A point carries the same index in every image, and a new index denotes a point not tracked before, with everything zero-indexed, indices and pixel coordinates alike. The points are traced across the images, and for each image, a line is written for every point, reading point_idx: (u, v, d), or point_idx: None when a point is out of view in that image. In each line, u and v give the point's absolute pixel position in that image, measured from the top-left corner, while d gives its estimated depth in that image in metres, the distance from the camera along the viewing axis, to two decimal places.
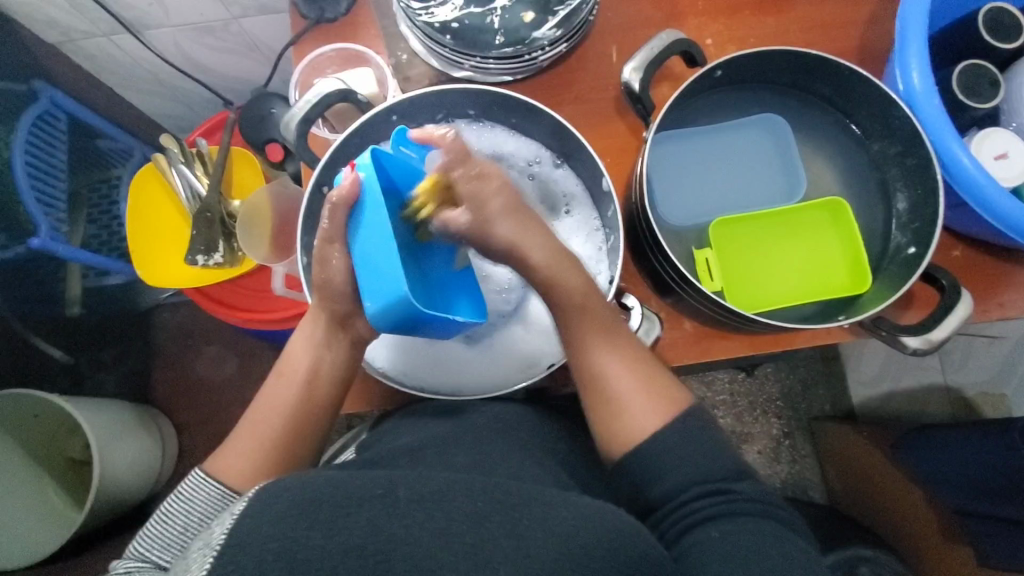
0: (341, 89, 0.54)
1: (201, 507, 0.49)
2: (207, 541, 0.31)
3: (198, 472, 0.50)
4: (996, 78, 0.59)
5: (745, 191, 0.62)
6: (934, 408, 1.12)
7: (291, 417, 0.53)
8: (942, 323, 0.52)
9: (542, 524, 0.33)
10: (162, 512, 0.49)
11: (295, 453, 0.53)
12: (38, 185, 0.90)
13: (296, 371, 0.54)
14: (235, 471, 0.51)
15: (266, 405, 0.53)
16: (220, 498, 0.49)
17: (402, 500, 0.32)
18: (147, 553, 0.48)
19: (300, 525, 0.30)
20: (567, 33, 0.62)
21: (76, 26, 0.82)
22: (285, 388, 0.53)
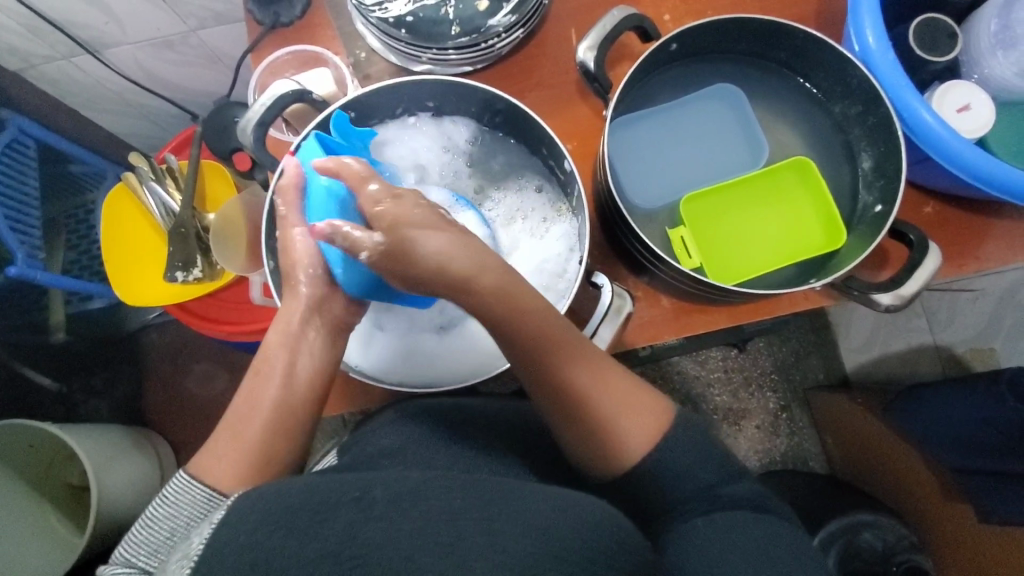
0: (295, 90, 0.54)
1: (187, 510, 0.47)
2: (184, 553, 0.34)
3: (183, 473, 0.49)
4: (952, 29, 0.59)
5: (713, 161, 0.62)
6: (926, 369, 1.11)
7: (274, 413, 0.51)
8: (911, 279, 0.52)
9: (514, 518, 0.34)
10: (149, 514, 0.48)
11: (282, 452, 0.51)
12: (12, 214, 0.90)
13: (274, 367, 0.52)
14: (226, 474, 0.49)
15: (251, 403, 0.51)
16: (206, 500, 0.47)
17: (377, 502, 0.34)
18: (133, 559, 0.46)
19: (278, 535, 0.32)
20: (522, 18, 0.62)
21: (35, 51, 0.81)
22: (269, 385, 0.51)
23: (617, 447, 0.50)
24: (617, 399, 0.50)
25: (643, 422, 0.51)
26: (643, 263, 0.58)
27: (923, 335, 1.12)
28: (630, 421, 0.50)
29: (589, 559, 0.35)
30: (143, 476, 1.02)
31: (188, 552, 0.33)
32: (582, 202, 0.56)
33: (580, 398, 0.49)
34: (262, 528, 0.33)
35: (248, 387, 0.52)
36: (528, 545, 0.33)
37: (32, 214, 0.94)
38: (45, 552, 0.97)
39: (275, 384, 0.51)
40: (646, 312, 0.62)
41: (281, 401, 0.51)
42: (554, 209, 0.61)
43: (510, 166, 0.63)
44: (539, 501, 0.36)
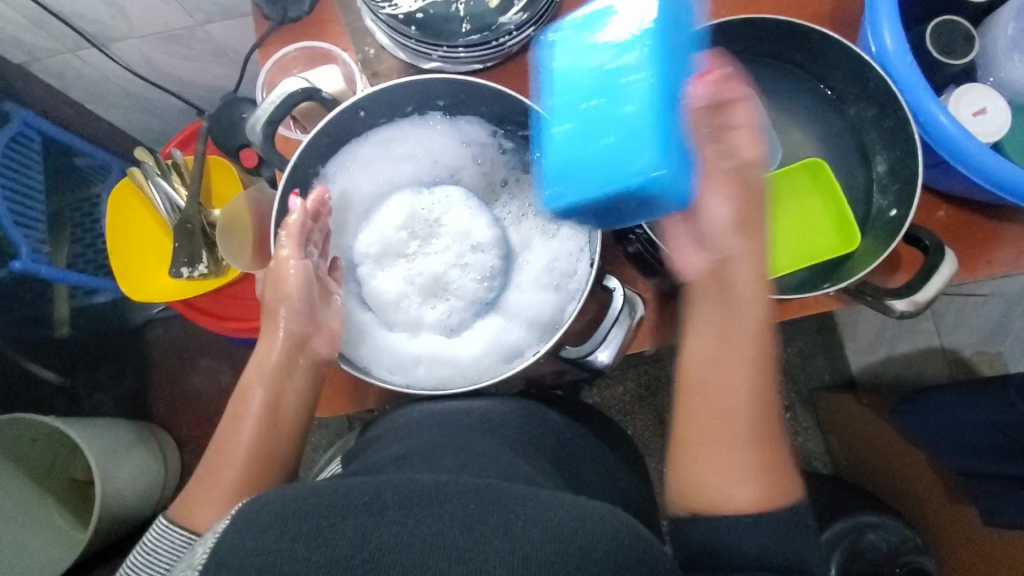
0: (305, 88, 0.54)
1: (164, 555, 0.50)
2: (188, 562, 0.35)
3: (161, 519, 0.51)
4: (969, 32, 0.58)
5: None
6: (933, 371, 1.11)
7: (252, 451, 0.53)
8: (926, 285, 0.52)
9: (524, 525, 0.34)
10: (132, 561, 0.50)
11: (261, 486, 0.53)
12: (18, 207, 0.90)
13: (251, 406, 0.54)
14: (203, 515, 0.51)
15: (232, 442, 0.53)
16: (181, 543, 0.50)
17: (389, 507, 0.35)
18: None
19: (285, 537, 0.33)
20: (534, 16, 0.61)
21: (41, 44, 0.81)
22: (246, 423, 0.54)
23: (700, 473, 0.50)
24: (735, 433, 0.50)
25: (745, 480, 0.49)
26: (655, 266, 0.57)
27: (930, 336, 1.12)
28: (732, 465, 0.49)
29: (600, 566, 0.34)
30: (146, 471, 1.02)
31: (192, 561, 0.35)
32: None
33: (710, 398, 0.51)
34: (272, 530, 0.34)
35: (229, 426, 0.54)
36: (538, 550, 0.34)
37: (38, 207, 0.94)
38: (50, 544, 0.98)
39: (256, 421, 0.54)
40: (656, 314, 0.62)
41: (263, 436, 0.54)
42: None
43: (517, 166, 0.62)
44: (552, 507, 0.36)
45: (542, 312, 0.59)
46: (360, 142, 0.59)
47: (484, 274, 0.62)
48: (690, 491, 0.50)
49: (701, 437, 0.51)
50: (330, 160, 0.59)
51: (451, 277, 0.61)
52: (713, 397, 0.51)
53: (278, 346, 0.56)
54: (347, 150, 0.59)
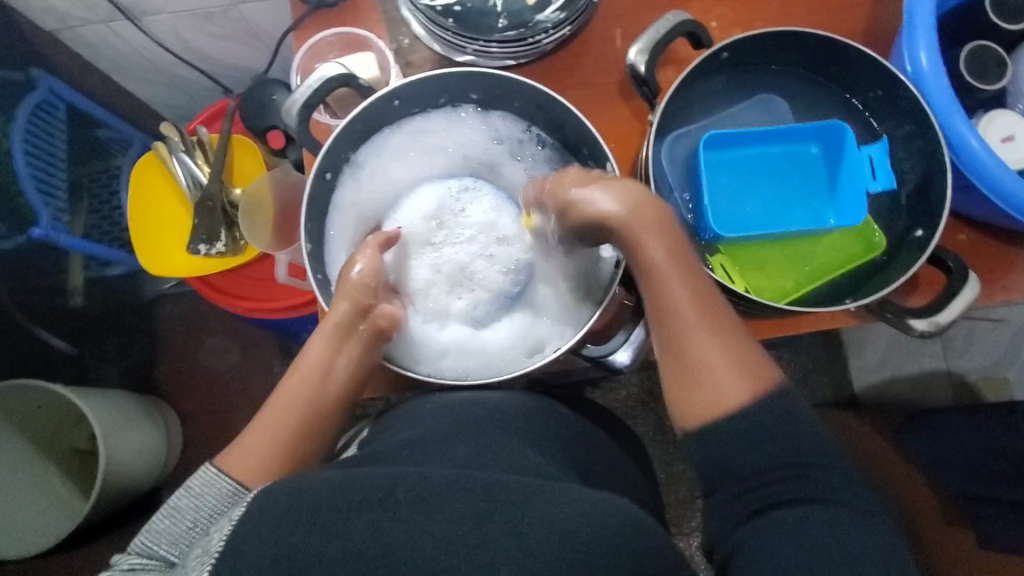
0: (343, 74, 0.54)
1: (211, 502, 0.48)
2: (205, 549, 0.36)
3: (209, 466, 0.50)
4: (1002, 58, 0.58)
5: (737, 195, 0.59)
6: (936, 394, 1.11)
7: (305, 414, 0.55)
8: (948, 307, 0.53)
9: (545, 522, 0.35)
10: (170, 505, 0.48)
11: (305, 452, 0.54)
12: (40, 174, 0.90)
13: (311, 370, 0.56)
14: (251, 468, 0.51)
15: (283, 402, 0.55)
16: (231, 493, 0.49)
17: (401, 504, 0.35)
18: (152, 549, 0.46)
19: (296, 534, 0.34)
20: (571, 16, 0.61)
21: (74, 13, 0.81)
22: (302, 385, 0.56)
23: (708, 387, 0.49)
24: (713, 340, 0.49)
25: (737, 373, 0.48)
26: None
27: (936, 359, 1.12)
28: (722, 367, 0.49)
29: (617, 565, 0.35)
30: (149, 446, 1.02)
31: (209, 548, 0.36)
32: None
33: (675, 324, 0.49)
34: (287, 523, 0.35)
35: (284, 385, 0.56)
36: (552, 543, 0.34)
37: (60, 175, 0.94)
38: (51, 517, 0.98)
39: (306, 378, 0.56)
40: None
41: (308, 396, 0.55)
42: None
43: (546, 161, 0.63)
44: (570, 502, 0.36)
45: (563, 306, 0.60)
46: (388, 129, 0.60)
47: (511, 266, 0.63)
48: (699, 410, 0.49)
49: (685, 352, 0.49)
50: (359, 147, 0.59)
51: (476, 268, 0.63)
52: (680, 321, 0.49)
53: (342, 313, 0.56)
54: (381, 136, 0.60)
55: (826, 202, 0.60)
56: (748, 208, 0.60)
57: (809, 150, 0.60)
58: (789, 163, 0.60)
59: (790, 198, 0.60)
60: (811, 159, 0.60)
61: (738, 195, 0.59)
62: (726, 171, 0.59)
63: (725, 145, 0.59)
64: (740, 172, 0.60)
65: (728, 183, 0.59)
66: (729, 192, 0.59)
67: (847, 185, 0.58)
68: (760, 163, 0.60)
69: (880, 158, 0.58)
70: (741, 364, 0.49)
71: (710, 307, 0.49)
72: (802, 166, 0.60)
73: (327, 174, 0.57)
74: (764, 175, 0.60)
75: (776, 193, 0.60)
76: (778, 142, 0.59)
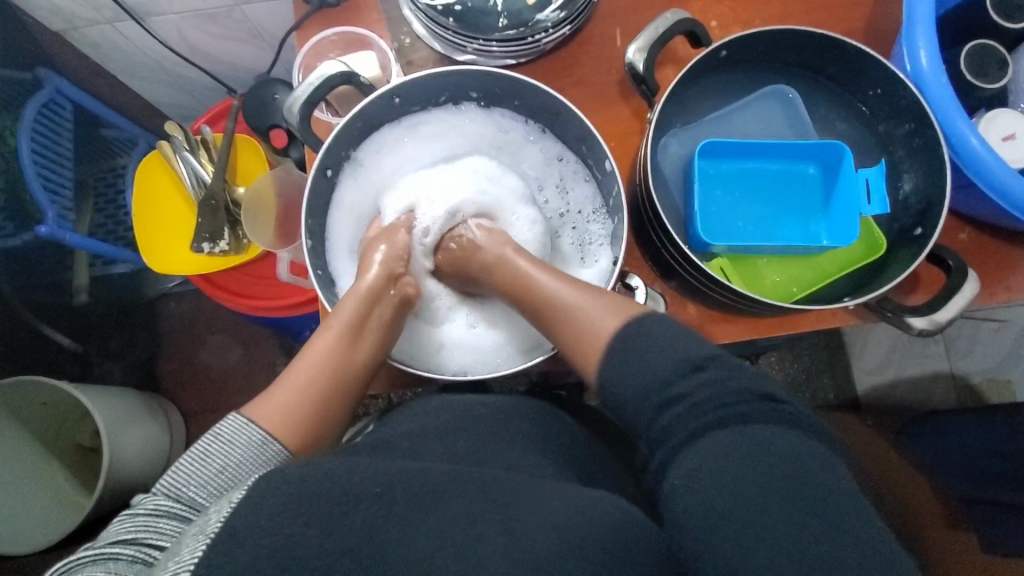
0: (343, 72, 0.54)
1: (239, 451, 0.46)
2: (202, 527, 0.35)
3: (238, 416, 0.48)
4: (1004, 57, 0.58)
5: (731, 208, 0.60)
6: (939, 396, 1.10)
7: (332, 368, 0.53)
8: (947, 305, 0.52)
9: (539, 517, 0.35)
10: (198, 448, 0.46)
11: (334, 408, 0.52)
12: (46, 173, 0.91)
13: (340, 319, 0.55)
14: (282, 418, 0.49)
15: (312, 353, 0.54)
16: (261, 444, 0.47)
17: (399, 499, 0.36)
18: (179, 493, 0.44)
19: (298, 522, 0.34)
20: (571, 15, 0.61)
21: (80, 13, 0.82)
22: (330, 334, 0.55)
23: (583, 327, 0.51)
24: (577, 290, 0.53)
25: (595, 304, 0.52)
26: (674, 267, 0.57)
27: (939, 361, 1.11)
28: (590, 303, 0.52)
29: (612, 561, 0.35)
30: (152, 442, 1.03)
31: (206, 528, 0.35)
32: (621, 202, 0.55)
33: (543, 299, 0.55)
34: (287, 511, 0.34)
35: (314, 339, 0.55)
36: (544, 536, 0.34)
37: (66, 174, 0.95)
38: (53, 513, 0.98)
39: (339, 333, 0.54)
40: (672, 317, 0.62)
41: (341, 351, 0.54)
42: (595, 206, 0.62)
43: (546, 158, 0.64)
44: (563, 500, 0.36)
45: None
46: (387, 127, 0.60)
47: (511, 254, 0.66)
48: (587, 357, 0.51)
49: (562, 317, 0.53)
50: (360, 144, 0.60)
51: None
52: (543, 296, 0.55)
53: (375, 273, 0.59)
54: (382, 132, 0.60)
55: (818, 216, 0.61)
56: (741, 222, 0.60)
57: (807, 169, 0.60)
58: (784, 181, 0.61)
59: (784, 214, 0.61)
60: (807, 177, 0.60)
61: (734, 207, 0.60)
62: (723, 183, 0.60)
63: (721, 156, 0.60)
64: (735, 185, 0.60)
65: (723, 195, 0.60)
66: (727, 205, 0.60)
67: (841, 205, 0.58)
68: (755, 177, 0.61)
69: (876, 181, 0.56)
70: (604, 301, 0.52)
71: (581, 283, 0.54)
72: (798, 183, 0.60)
73: (327, 171, 0.57)
74: (757, 189, 0.61)
75: (768, 208, 0.61)
76: (776, 159, 0.60)
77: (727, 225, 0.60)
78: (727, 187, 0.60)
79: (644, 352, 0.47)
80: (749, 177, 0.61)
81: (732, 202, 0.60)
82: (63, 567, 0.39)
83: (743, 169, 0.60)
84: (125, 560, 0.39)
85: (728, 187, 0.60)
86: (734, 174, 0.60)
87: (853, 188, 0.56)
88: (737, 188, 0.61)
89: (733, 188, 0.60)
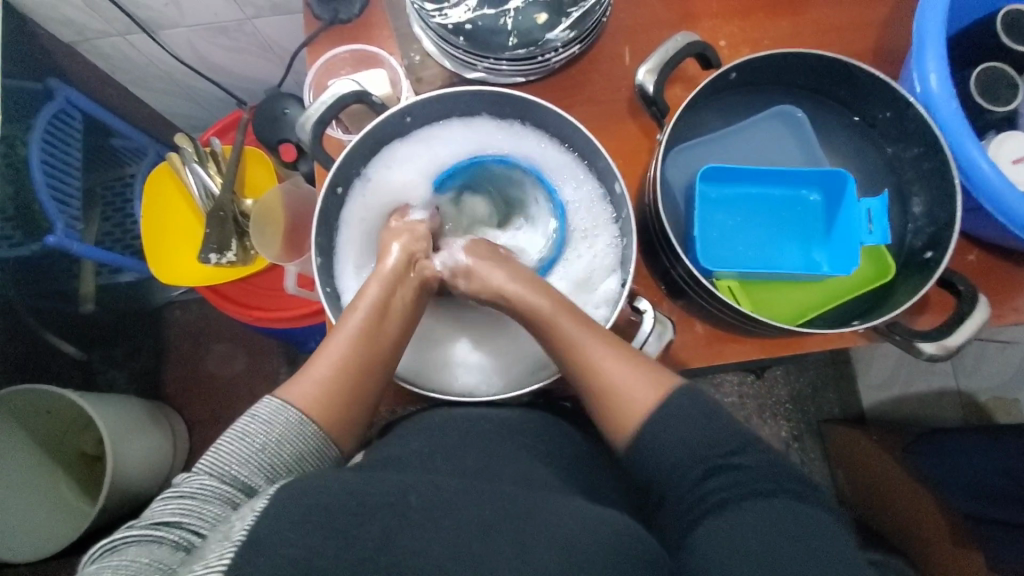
0: (357, 91, 0.55)
1: (278, 429, 0.48)
2: (225, 535, 0.35)
3: (274, 398, 0.50)
4: (1015, 80, 0.58)
5: (733, 232, 0.60)
6: (946, 413, 1.10)
7: (357, 348, 0.52)
8: (958, 330, 0.52)
9: (553, 544, 0.35)
10: (238, 429, 0.48)
11: (364, 391, 0.52)
12: (55, 182, 0.91)
13: (366, 298, 0.55)
14: (316, 398, 0.50)
15: (339, 333, 0.53)
16: (297, 422, 0.49)
17: (417, 514, 0.36)
18: (223, 471, 0.46)
19: (317, 535, 0.34)
20: (581, 35, 0.62)
21: (92, 26, 0.83)
22: (356, 313, 0.54)
23: (620, 399, 0.51)
24: (610, 352, 0.52)
25: (634, 373, 0.51)
26: (682, 288, 0.57)
27: None
28: (626, 374, 0.51)
29: None
30: (155, 451, 1.03)
31: (232, 535, 0.34)
32: (630, 222, 0.56)
33: (568, 347, 0.53)
34: (308, 522, 0.34)
35: (342, 319, 0.54)
36: (552, 558, 0.34)
37: (74, 183, 0.95)
38: (51, 520, 0.97)
39: (367, 317, 0.53)
40: (680, 337, 0.62)
41: (371, 333, 0.53)
42: (606, 216, 0.61)
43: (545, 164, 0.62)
44: (575, 528, 0.36)
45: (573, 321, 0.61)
46: (399, 144, 0.61)
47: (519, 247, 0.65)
48: (624, 422, 0.51)
49: (594, 375, 0.52)
50: (368, 163, 0.60)
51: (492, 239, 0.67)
52: (582, 344, 0.52)
53: (395, 255, 0.58)
54: (390, 150, 0.61)
55: (822, 241, 0.60)
56: (742, 245, 0.60)
57: (810, 195, 0.60)
58: (788, 208, 0.61)
59: (789, 239, 0.61)
60: (812, 203, 0.60)
61: (736, 230, 0.60)
62: (724, 205, 0.60)
63: (724, 180, 0.60)
64: (736, 209, 0.60)
65: (724, 218, 0.60)
66: (729, 228, 0.60)
67: (843, 231, 0.58)
68: (758, 202, 0.61)
69: (878, 212, 0.56)
70: (644, 368, 0.52)
71: (602, 331, 0.54)
72: (800, 209, 0.60)
73: (338, 188, 0.58)
74: (761, 214, 0.61)
75: (772, 233, 0.61)
76: (780, 185, 0.60)
77: (728, 250, 0.60)
78: (728, 209, 0.60)
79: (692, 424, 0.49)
80: (752, 200, 0.61)
81: (734, 226, 0.60)
82: (112, 545, 0.41)
83: (746, 192, 0.61)
84: (167, 546, 0.41)
85: (730, 210, 0.60)
86: (735, 197, 0.60)
87: (854, 215, 0.56)
88: (738, 210, 0.61)
89: (735, 212, 0.60)
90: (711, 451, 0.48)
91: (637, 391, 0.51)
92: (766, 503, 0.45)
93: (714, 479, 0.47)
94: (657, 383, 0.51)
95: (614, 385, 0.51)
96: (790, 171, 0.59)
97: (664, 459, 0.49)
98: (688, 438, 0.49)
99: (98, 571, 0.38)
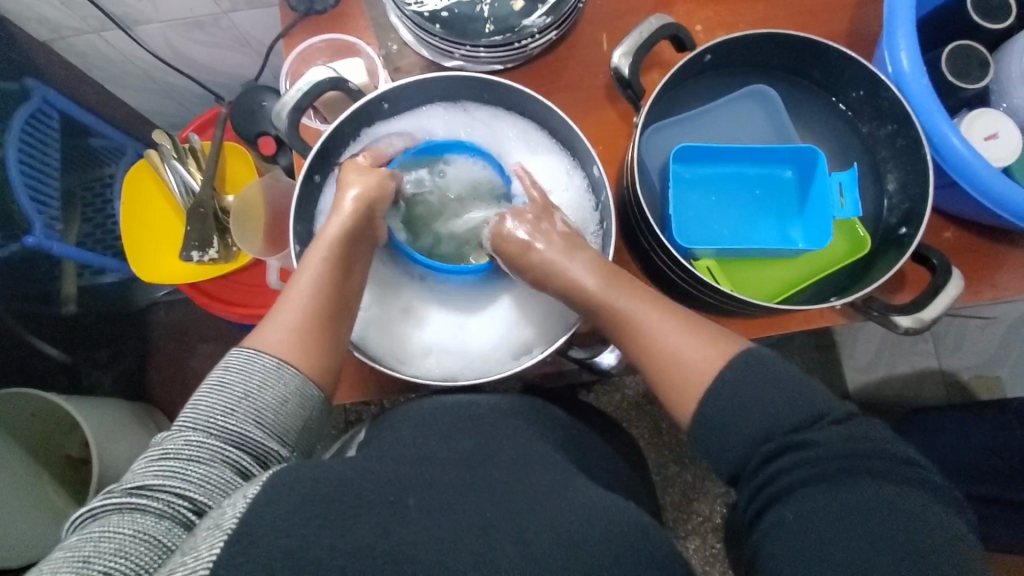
0: (332, 78, 0.55)
1: (257, 379, 0.46)
2: (218, 522, 0.35)
3: (248, 349, 0.48)
4: (985, 58, 0.59)
5: (708, 211, 0.61)
6: (930, 392, 1.11)
7: (320, 296, 0.52)
8: (932, 303, 0.53)
9: (547, 528, 0.35)
10: (215, 382, 0.46)
11: (328, 352, 0.51)
12: (32, 183, 0.90)
13: (328, 240, 0.54)
14: (289, 345, 0.49)
15: (300, 279, 0.52)
16: (274, 370, 0.47)
17: (409, 507, 0.36)
18: (205, 426, 0.44)
19: (310, 525, 0.33)
20: (557, 20, 0.62)
21: (65, 23, 0.81)
22: (319, 254, 0.53)
23: (677, 370, 0.50)
24: (660, 326, 0.52)
25: (696, 344, 0.50)
26: (661, 269, 0.58)
27: (929, 358, 1.12)
28: (676, 346, 0.50)
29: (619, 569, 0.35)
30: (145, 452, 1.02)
31: (223, 523, 0.34)
32: (608, 205, 0.56)
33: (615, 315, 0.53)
34: (299, 514, 0.34)
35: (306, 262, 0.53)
36: (551, 542, 0.35)
37: (52, 185, 0.94)
38: (39, 524, 0.96)
39: (328, 262, 0.53)
40: None
41: (338, 282, 0.53)
42: (586, 205, 0.61)
43: (513, 137, 0.62)
44: (566, 512, 0.37)
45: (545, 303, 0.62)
46: (375, 132, 0.61)
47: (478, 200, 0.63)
48: (685, 399, 0.49)
49: (650, 356, 0.52)
50: (345, 150, 0.60)
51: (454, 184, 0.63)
52: (630, 321, 0.53)
53: (353, 199, 0.55)
54: (367, 134, 0.61)
55: (797, 220, 0.61)
56: (717, 224, 0.61)
57: (784, 173, 0.61)
58: (761, 187, 0.61)
59: (764, 218, 0.61)
60: (786, 182, 0.61)
61: (711, 209, 0.61)
62: (700, 181, 0.61)
63: (699, 160, 0.60)
64: (712, 188, 0.61)
65: (700, 195, 0.61)
66: (706, 207, 0.61)
67: (815, 210, 0.58)
68: (733, 181, 0.61)
69: (848, 185, 0.58)
70: (707, 340, 0.50)
71: (668, 303, 0.53)
72: (774, 188, 0.61)
73: (315, 176, 0.58)
74: (736, 192, 0.61)
75: (748, 211, 0.61)
76: (754, 164, 0.61)
77: (704, 229, 0.60)
78: (704, 187, 0.61)
79: (747, 395, 0.46)
80: (727, 179, 0.61)
81: (708, 204, 0.61)
82: (92, 514, 0.41)
83: (721, 171, 0.61)
84: (152, 513, 0.41)
85: (706, 188, 0.61)
86: (710, 177, 0.61)
87: (826, 194, 0.56)
88: (715, 188, 0.61)
89: (711, 192, 0.61)
90: (775, 428, 0.45)
91: (696, 361, 0.49)
92: (837, 488, 0.41)
93: (782, 460, 0.44)
94: (714, 352, 0.49)
95: (674, 358, 0.50)
96: (763, 150, 0.59)
97: (726, 439, 0.46)
98: (745, 413, 0.46)
99: (78, 545, 0.38)
